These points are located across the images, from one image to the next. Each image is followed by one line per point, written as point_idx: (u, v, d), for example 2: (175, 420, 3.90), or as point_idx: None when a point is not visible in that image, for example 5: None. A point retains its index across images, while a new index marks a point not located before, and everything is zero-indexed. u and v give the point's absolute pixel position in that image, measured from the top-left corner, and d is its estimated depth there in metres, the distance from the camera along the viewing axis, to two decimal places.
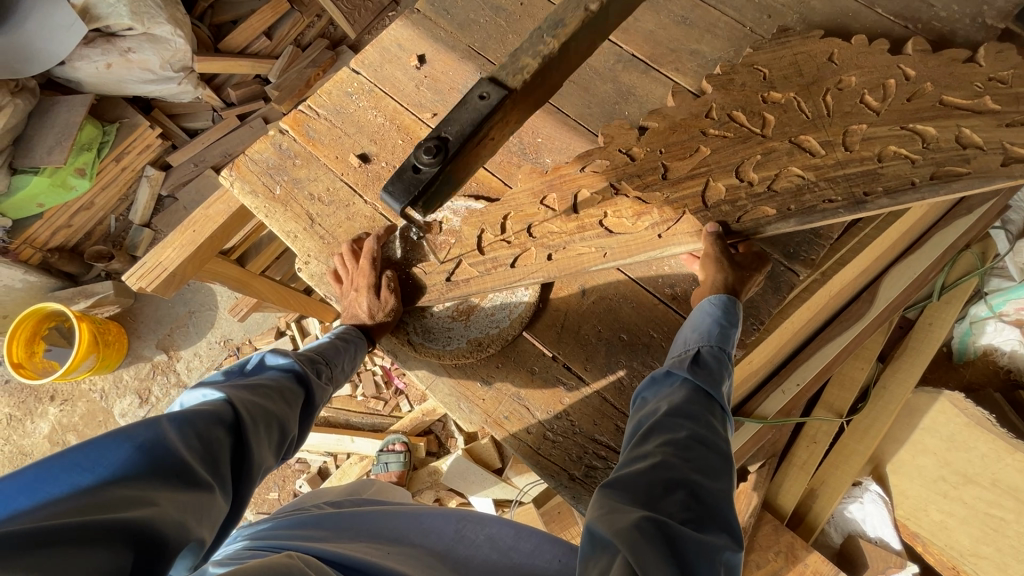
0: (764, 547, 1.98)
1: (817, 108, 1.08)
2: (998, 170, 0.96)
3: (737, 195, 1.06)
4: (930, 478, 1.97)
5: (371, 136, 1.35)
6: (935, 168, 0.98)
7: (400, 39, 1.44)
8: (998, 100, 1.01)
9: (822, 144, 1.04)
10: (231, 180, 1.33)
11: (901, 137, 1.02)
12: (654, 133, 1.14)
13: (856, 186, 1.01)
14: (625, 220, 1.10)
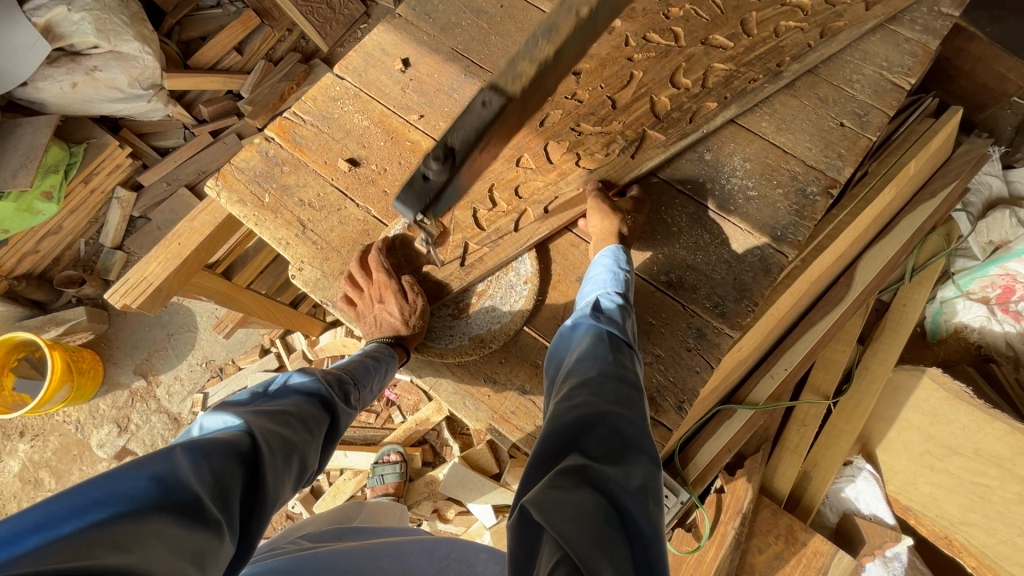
0: (764, 531, 1.98)
1: (712, 10, 1.36)
2: (865, 15, 1.37)
3: (680, 100, 1.29)
4: (916, 453, 2.01)
5: (359, 140, 1.34)
6: (822, 28, 1.35)
7: (384, 44, 1.44)
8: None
9: (732, 36, 1.34)
10: (218, 190, 1.30)
11: (789, 12, 1.36)
12: (588, 76, 1.33)
13: (771, 62, 1.32)
14: (597, 154, 1.27)
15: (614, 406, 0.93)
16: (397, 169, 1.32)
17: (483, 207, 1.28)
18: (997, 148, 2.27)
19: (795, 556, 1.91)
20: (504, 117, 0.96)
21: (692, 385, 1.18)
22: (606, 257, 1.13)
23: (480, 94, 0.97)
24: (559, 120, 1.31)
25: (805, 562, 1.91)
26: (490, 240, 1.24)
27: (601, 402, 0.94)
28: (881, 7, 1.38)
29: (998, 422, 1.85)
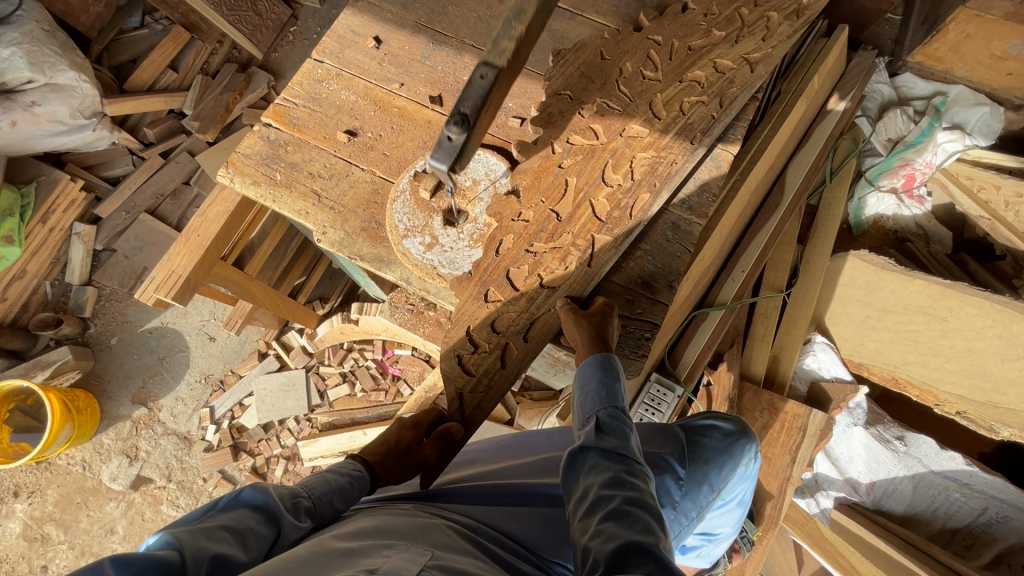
0: (751, 409, 2.23)
1: (622, 101, 1.35)
2: (754, 78, 1.36)
3: (616, 198, 1.32)
4: (860, 318, 2.30)
5: (351, 113, 1.48)
6: (719, 97, 1.34)
7: (354, 26, 1.58)
8: (718, 28, 1.38)
9: (645, 125, 1.34)
10: (231, 176, 1.41)
11: (688, 88, 1.35)
12: (527, 192, 1.34)
13: (687, 138, 1.33)
14: (557, 269, 1.31)
15: (637, 516, 0.98)
16: (390, 133, 1.47)
17: (468, 353, 1.31)
18: (882, 60, 2.61)
19: (780, 422, 2.18)
20: (499, 83, 1.06)
21: (675, 269, 1.36)
22: (590, 361, 1.20)
23: (476, 67, 1.06)
24: (513, 247, 1.32)
25: (787, 426, 2.15)
26: (478, 386, 1.31)
27: (624, 516, 0.98)
28: (764, 66, 1.36)
29: (917, 280, 2.18)
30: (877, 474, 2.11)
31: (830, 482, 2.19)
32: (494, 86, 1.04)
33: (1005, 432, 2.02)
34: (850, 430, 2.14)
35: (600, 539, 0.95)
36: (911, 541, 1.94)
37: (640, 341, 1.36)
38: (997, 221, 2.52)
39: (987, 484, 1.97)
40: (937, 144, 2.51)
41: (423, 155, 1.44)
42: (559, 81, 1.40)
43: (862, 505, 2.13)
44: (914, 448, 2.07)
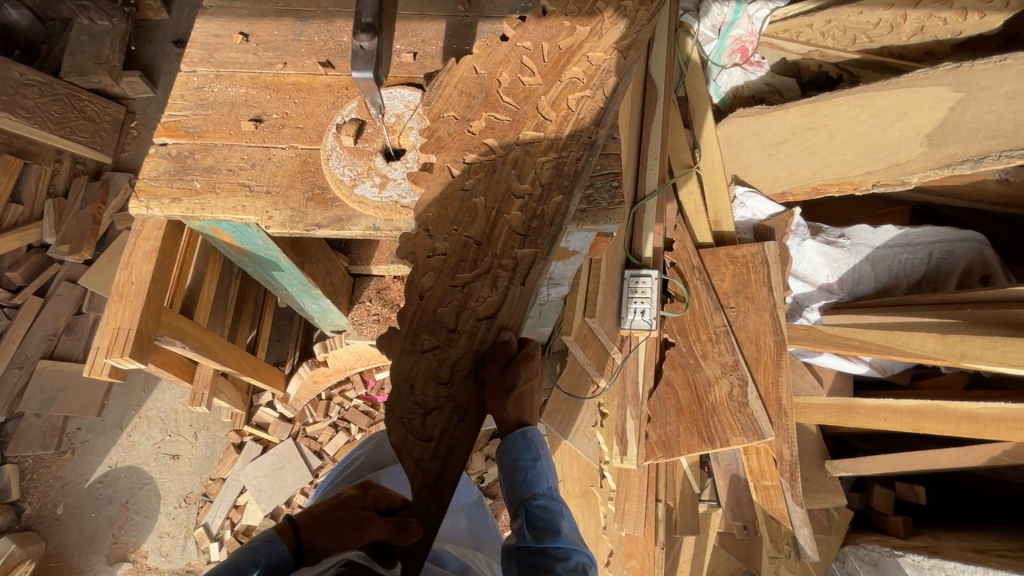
0: (717, 268, 2.33)
1: (508, 110, 1.20)
2: (628, 62, 1.20)
3: (531, 207, 1.14)
4: (767, 158, 2.51)
5: (248, 105, 1.43)
6: (602, 86, 1.19)
7: (212, 30, 1.54)
8: (583, 21, 1.23)
9: (540, 126, 1.18)
10: (145, 203, 1.31)
11: (574, 85, 1.20)
12: (435, 225, 1.14)
13: (583, 135, 1.17)
14: (490, 298, 1.11)
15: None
16: (296, 107, 1.43)
17: (415, 421, 1.06)
18: None
19: (747, 265, 2.30)
20: None
21: None
22: (514, 436, 1.21)
23: None
24: (437, 285, 1.12)
25: (751, 265, 2.29)
26: (440, 473, 1.04)
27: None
28: (635, 50, 1.21)
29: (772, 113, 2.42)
30: (841, 271, 2.34)
31: (809, 297, 2.36)
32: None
33: (916, 178, 2.19)
34: (802, 245, 2.37)
35: None
36: (896, 304, 2.08)
37: (611, 190, 1.38)
38: (822, 49, 2.88)
39: (922, 236, 2.23)
40: (750, 15, 2.80)
41: (340, 108, 1.43)
42: (438, 105, 1.25)
43: (845, 301, 2.33)
44: (856, 237, 2.32)
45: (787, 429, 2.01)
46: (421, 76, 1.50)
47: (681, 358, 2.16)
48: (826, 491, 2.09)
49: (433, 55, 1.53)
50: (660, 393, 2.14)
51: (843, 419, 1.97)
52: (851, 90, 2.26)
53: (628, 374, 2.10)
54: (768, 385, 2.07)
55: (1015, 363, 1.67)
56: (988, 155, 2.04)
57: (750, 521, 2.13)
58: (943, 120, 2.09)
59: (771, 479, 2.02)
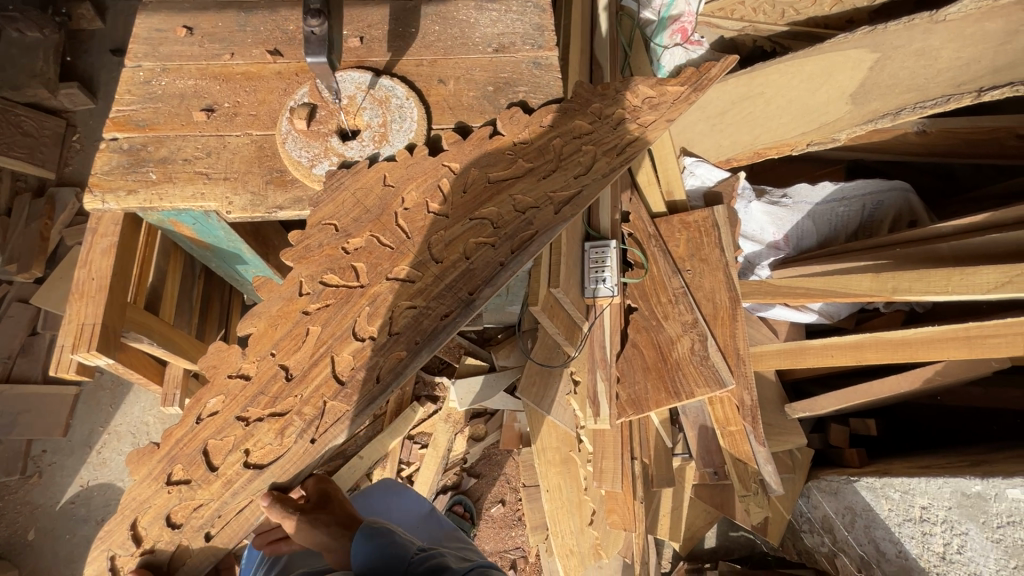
0: (671, 234, 2.44)
1: (397, 237, 1.30)
2: (553, 220, 1.30)
3: (364, 354, 1.24)
4: (710, 129, 2.65)
5: (198, 96, 1.44)
6: (513, 239, 1.30)
7: (154, 25, 1.53)
8: (529, 161, 1.35)
9: (416, 267, 1.28)
10: (100, 197, 1.31)
11: (476, 228, 1.31)
12: (258, 342, 1.25)
13: (462, 289, 1.27)
14: (271, 444, 1.22)
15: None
16: (247, 96, 1.45)
17: (161, 529, 1.21)
18: None
19: (698, 230, 2.42)
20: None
21: (551, 94, 1.53)
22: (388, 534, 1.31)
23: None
24: (223, 410, 1.23)
25: (702, 229, 2.42)
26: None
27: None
28: (569, 208, 1.32)
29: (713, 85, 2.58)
30: (785, 228, 2.48)
31: (759, 255, 2.50)
32: None
33: (844, 135, 2.32)
34: (749, 208, 2.52)
35: None
36: (835, 253, 2.27)
37: None
38: (755, 24, 3.05)
39: (855, 189, 2.40)
40: None
41: (292, 94, 1.45)
42: (329, 211, 1.32)
43: (791, 255, 2.48)
44: (798, 197, 2.49)
45: (746, 377, 2.12)
46: (370, 60, 1.54)
47: (643, 321, 2.27)
48: (788, 433, 2.24)
49: (380, 39, 1.57)
50: (626, 355, 2.23)
51: (796, 361, 2.10)
52: (782, 59, 2.44)
53: (594, 339, 2.18)
54: (726, 338, 2.20)
55: (938, 291, 1.80)
56: (905, 107, 2.19)
57: (720, 467, 2.24)
58: (864, 80, 2.26)
59: (735, 425, 2.13)
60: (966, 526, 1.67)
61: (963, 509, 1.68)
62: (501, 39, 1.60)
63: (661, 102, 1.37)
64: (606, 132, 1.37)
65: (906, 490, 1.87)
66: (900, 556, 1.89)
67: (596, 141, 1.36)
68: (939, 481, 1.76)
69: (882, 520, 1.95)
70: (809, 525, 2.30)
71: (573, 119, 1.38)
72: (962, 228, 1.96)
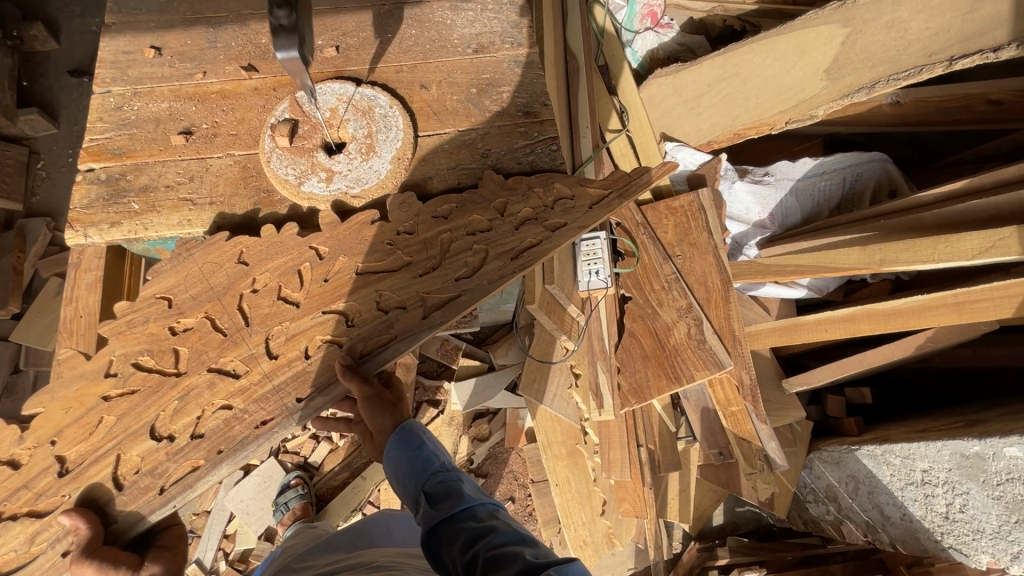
0: (660, 221, 2.45)
1: (235, 324, 1.26)
2: (421, 325, 1.24)
3: (155, 459, 1.21)
4: (689, 113, 2.67)
5: (174, 119, 1.40)
6: (366, 341, 1.25)
7: (120, 47, 1.48)
8: (407, 255, 1.29)
9: (246, 362, 1.24)
10: (82, 233, 1.27)
11: (327, 323, 1.26)
12: (44, 423, 1.20)
13: (291, 393, 1.23)
14: (22, 550, 1.18)
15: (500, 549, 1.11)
16: (225, 115, 1.41)
17: None
18: None
19: (684, 214, 2.44)
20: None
21: (536, 92, 1.51)
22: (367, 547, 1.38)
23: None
24: None
25: (689, 213, 2.43)
26: None
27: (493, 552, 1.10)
28: (440, 312, 1.26)
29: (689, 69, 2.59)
30: (770, 206, 2.52)
31: (746, 236, 2.53)
32: None
33: (822, 110, 2.35)
34: (733, 188, 2.54)
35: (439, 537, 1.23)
36: (821, 228, 2.31)
37: (551, 153, 1.44)
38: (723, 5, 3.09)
39: (835, 162, 2.43)
40: None
41: (271, 110, 1.42)
42: (167, 283, 1.27)
43: (777, 233, 2.51)
44: (779, 173, 2.51)
45: (744, 357, 2.15)
46: (349, 69, 1.51)
47: (639, 309, 2.29)
48: (786, 408, 2.28)
49: (356, 47, 1.53)
50: (625, 345, 2.25)
51: (792, 337, 2.13)
52: (754, 38, 2.44)
53: (592, 332, 2.19)
54: (721, 320, 2.22)
55: (925, 259, 1.86)
56: (879, 81, 2.22)
57: (725, 447, 2.27)
58: (837, 55, 2.28)
59: (737, 405, 2.16)
60: (967, 486, 1.73)
61: (963, 469, 1.74)
62: (480, 39, 1.57)
63: (574, 209, 1.33)
64: (506, 233, 1.31)
65: (906, 455, 1.91)
66: (905, 519, 1.96)
67: (491, 242, 1.31)
68: (937, 445, 1.81)
69: (885, 485, 2.01)
70: (813, 495, 2.36)
71: (471, 213, 1.33)
72: (943, 195, 2.00)
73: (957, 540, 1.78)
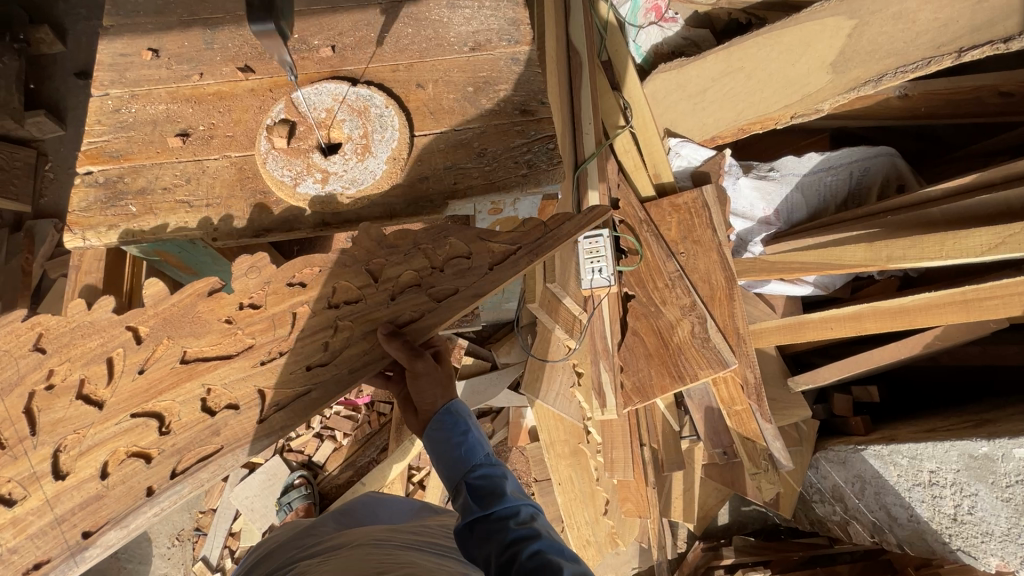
0: (662, 218, 2.44)
1: (22, 430, 1.09)
2: (254, 431, 1.13)
3: None
4: (692, 109, 2.65)
5: (172, 121, 1.40)
6: (179, 455, 1.12)
7: (118, 50, 1.48)
8: (251, 337, 1.16)
9: (30, 481, 1.08)
10: (81, 235, 1.28)
11: (137, 430, 1.12)
12: None
13: (76, 527, 1.07)
14: None
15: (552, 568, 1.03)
16: (222, 117, 1.41)
17: None
18: None
19: (687, 211, 2.43)
20: None
21: (533, 90, 1.50)
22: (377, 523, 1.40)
23: None
24: None
25: (693, 210, 2.41)
26: None
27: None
28: (282, 412, 1.14)
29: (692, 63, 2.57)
30: (775, 202, 2.48)
31: (751, 232, 2.50)
32: None
33: (827, 104, 2.31)
34: (737, 184, 2.51)
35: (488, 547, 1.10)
36: (827, 224, 2.27)
37: (548, 152, 1.43)
38: None
39: (841, 157, 2.40)
40: None
41: (268, 111, 1.42)
42: None
43: (782, 230, 2.48)
44: (785, 169, 2.48)
45: (748, 355, 2.12)
46: (345, 68, 1.50)
47: (642, 307, 2.27)
48: (791, 407, 2.25)
49: (352, 47, 1.53)
50: (629, 343, 2.23)
51: (797, 335, 2.10)
52: (759, 32, 2.40)
53: (595, 330, 2.19)
54: (725, 317, 2.20)
55: (932, 256, 1.82)
56: (886, 73, 2.17)
57: (729, 446, 2.26)
58: (843, 48, 2.23)
59: (741, 404, 2.13)
60: (975, 488, 1.70)
61: (972, 470, 1.71)
62: (477, 37, 1.56)
63: (470, 271, 1.19)
64: (378, 305, 1.18)
65: (914, 456, 1.88)
66: (913, 520, 1.92)
67: (360, 315, 1.18)
68: (945, 445, 1.78)
69: (892, 485, 1.97)
70: (820, 495, 2.33)
71: (337, 278, 1.18)
72: (952, 190, 1.96)
73: (966, 542, 1.75)
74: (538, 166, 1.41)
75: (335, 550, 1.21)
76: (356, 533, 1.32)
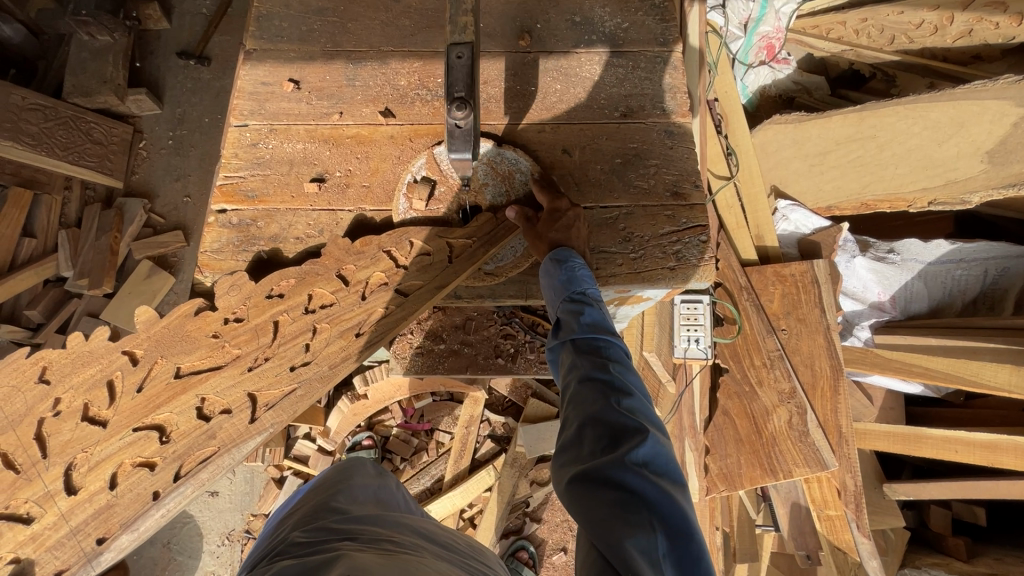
0: (764, 287, 2.21)
1: (31, 455, 1.11)
2: (248, 431, 1.18)
3: None
4: (807, 170, 2.41)
5: (309, 163, 1.35)
6: (181, 460, 1.16)
7: (259, 77, 1.42)
8: (237, 347, 1.20)
9: (41, 501, 1.10)
10: (212, 279, 1.26)
11: (139, 442, 1.15)
12: None
13: (90, 535, 1.11)
14: None
15: (629, 443, 0.96)
16: (360, 164, 1.35)
17: None
18: None
19: (793, 285, 2.18)
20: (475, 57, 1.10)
21: (687, 170, 1.38)
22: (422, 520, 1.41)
23: (450, 50, 1.09)
24: None
25: (800, 284, 2.18)
26: None
27: (622, 443, 0.96)
28: (273, 412, 1.19)
29: (817, 122, 2.35)
30: (892, 288, 2.29)
31: (859, 315, 2.31)
32: (475, 61, 1.08)
33: (976, 197, 2.15)
34: (852, 262, 2.30)
35: (583, 402, 1.03)
36: (952, 327, 2.11)
37: (699, 245, 1.31)
38: (857, 49, 2.75)
39: (975, 252, 2.17)
40: (777, 10, 2.61)
41: (407, 163, 1.35)
42: None
43: (896, 319, 2.30)
44: (907, 253, 2.25)
45: (850, 459, 2.01)
46: (488, 123, 1.41)
47: (735, 386, 2.12)
48: (886, 514, 2.11)
49: (497, 98, 1.43)
50: (716, 423, 2.12)
51: (909, 447, 1.99)
52: (901, 101, 2.21)
53: (683, 405, 2.15)
54: (826, 412, 2.05)
55: None
56: None
57: (813, 551, 2.11)
58: (1005, 137, 2.06)
59: (835, 509, 2.06)
60: None
61: None
62: (632, 100, 1.44)
63: (432, 266, 1.25)
64: (350, 307, 1.23)
65: None
66: None
67: (336, 317, 1.22)
68: None
69: None
70: None
71: (312, 287, 1.23)
72: None
73: None
74: (688, 261, 1.30)
75: (361, 524, 1.25)
76: (390, 517, 1.36)
